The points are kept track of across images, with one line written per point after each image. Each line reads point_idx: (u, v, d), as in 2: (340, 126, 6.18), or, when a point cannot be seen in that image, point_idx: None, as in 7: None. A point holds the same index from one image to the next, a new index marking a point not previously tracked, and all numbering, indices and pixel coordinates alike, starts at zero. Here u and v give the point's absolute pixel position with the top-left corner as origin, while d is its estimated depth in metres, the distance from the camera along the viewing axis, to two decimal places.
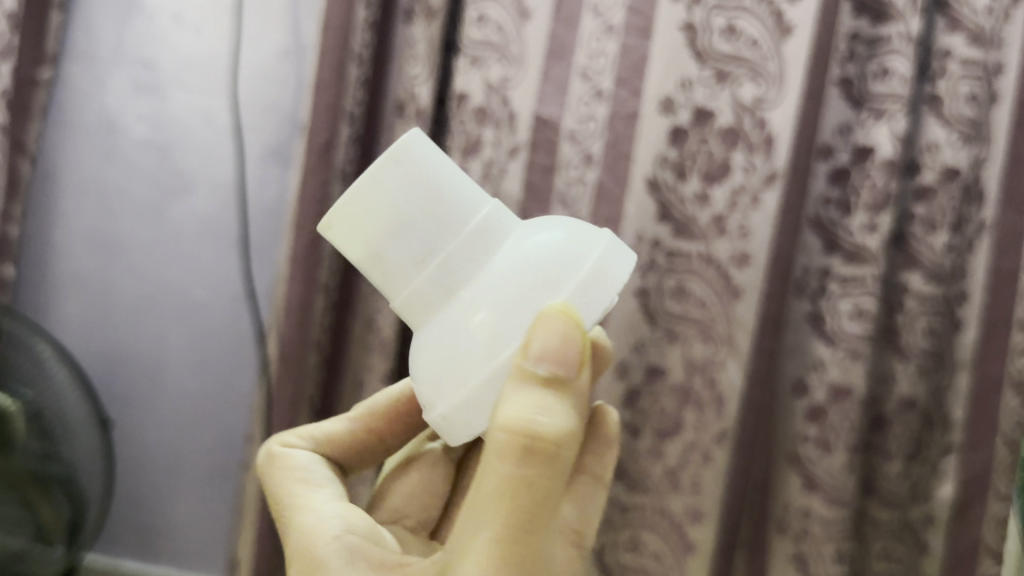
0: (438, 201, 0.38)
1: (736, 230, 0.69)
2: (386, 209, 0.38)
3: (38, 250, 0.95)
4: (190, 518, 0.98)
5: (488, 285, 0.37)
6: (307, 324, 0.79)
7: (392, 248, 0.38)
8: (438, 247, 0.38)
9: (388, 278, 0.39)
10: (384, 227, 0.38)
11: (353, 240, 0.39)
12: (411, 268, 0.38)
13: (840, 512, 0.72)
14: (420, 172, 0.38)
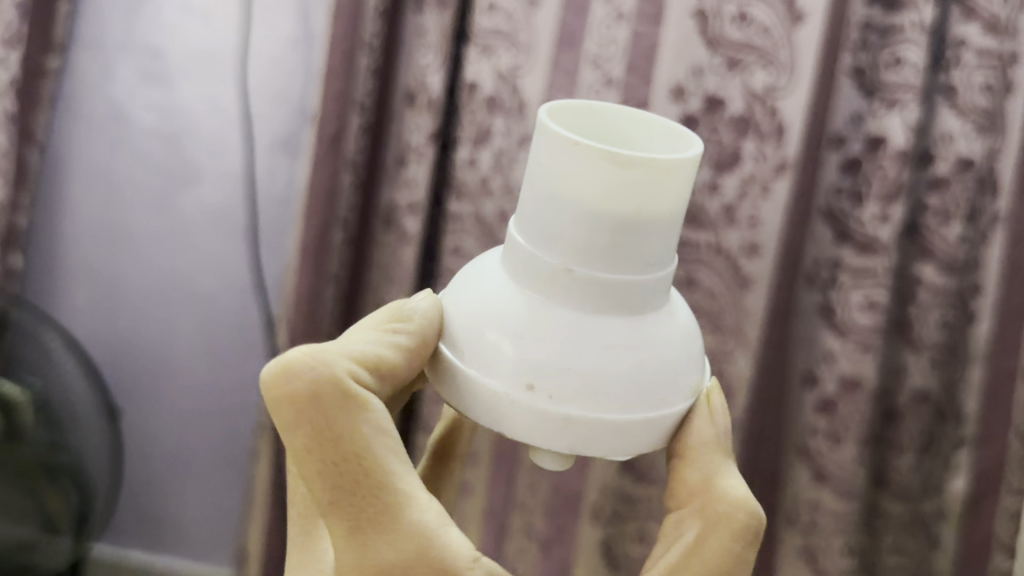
0: (670, 239, 0.36)
1: (746, 220, 0.68)
2: (649, 181, 0.34)
3: (47, 238, 0.95)
4: (200, 510, 1.00)
5: (657, 346, 0.36)
6: (317, 314, 0.79)
7: (618, 217, 0.34)
8: (649, 265, 0.36)
9: (580, 237, 0.35)
10: (633, 199, 0.34)
11: (580, 174, 0.34)
12: (610, 251, 0.35)
13: (849, 505, 0.73)
14: (681, 189, 0.35)
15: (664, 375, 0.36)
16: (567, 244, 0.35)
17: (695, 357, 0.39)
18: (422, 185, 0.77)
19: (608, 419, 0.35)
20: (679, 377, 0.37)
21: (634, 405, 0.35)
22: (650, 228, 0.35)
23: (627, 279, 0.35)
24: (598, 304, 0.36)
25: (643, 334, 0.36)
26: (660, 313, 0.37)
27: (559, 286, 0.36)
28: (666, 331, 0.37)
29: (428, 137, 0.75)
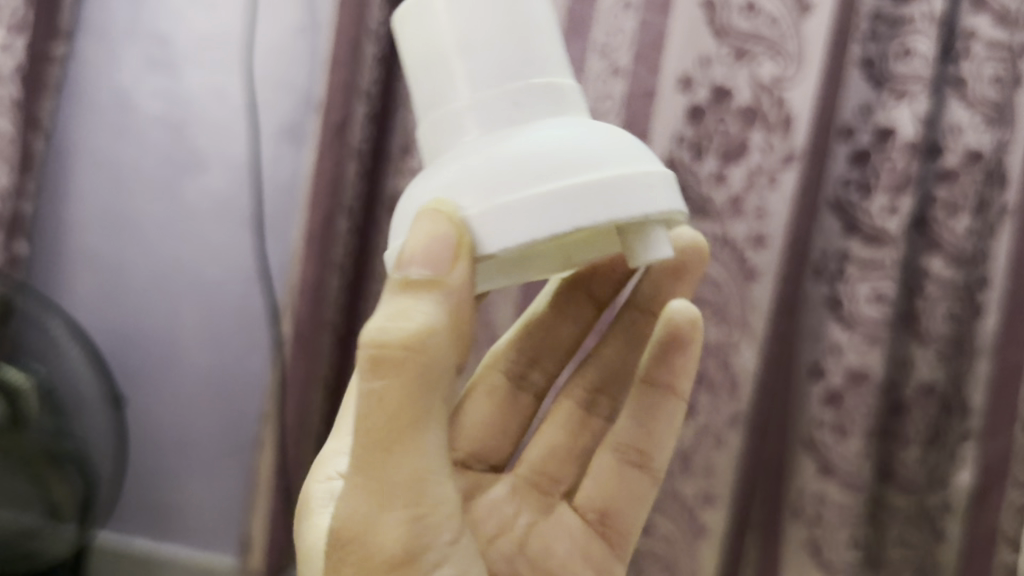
0: (558, 65, 0.36)
1: (753, 212, 0.68)
2: (484, 2, 0.35)
3: (51, 227, 0.95)
4: (206, 492, 0.97)
5: (576, 137, 0.33)
6: (321, 303, 0.78)
7: (494, 26, 0.35)
8: (543, 73, 0.35)
9: (466, 62, 0.35)
10: (494, 7, 0.35)
11: (444, 24, 0.35)
12: (480, 69, 0.35)
13: (854, 498, 0.72)
14: (530, 17, 0.36)
15: (587, 152, 0.33)
16: (460, 84, 0.35)
17: (654, 160, 0.34)
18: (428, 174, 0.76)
19: (523, 199, 0.32)
20: (621, 160, 0.33)
21: (545, 177, 0.32)
22: (524, 33, 0.35)
23: (525, 81, 0.35)
24: (501, 111, 0.35)
25: (552, 130, 0.34)
26: (587, 122, 0.35)
27: (466, 124, 0.35)
28: (591, 131, 0.34)
29: None
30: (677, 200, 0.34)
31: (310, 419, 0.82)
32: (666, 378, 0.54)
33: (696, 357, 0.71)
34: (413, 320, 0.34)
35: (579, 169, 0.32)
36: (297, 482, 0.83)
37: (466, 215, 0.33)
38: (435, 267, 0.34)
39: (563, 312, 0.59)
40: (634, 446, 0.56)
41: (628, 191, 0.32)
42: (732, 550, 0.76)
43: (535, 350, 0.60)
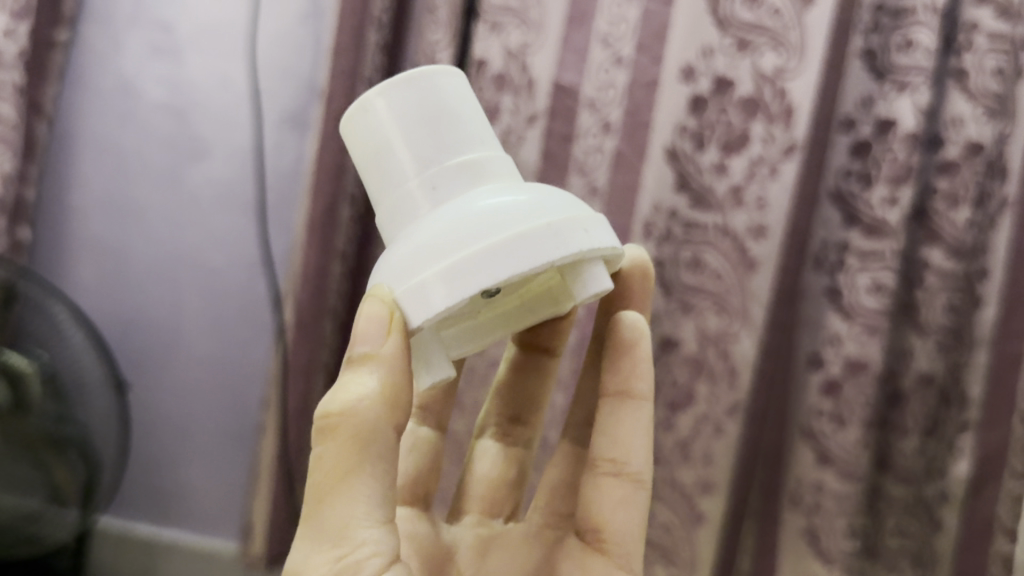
0: (484, 144, 0.40)
1: (754, 201, 0.68)
2: (419, 96, 0.39)
3: (54, 212, 0.96)
4: (205, 480, 0.97)
5: (512, 202, 0.36)
6: (324, 290, 0.79)
7: (424, 116, 0.39)
8: (467, 151, 0.39)
9: (405, 150, 0.39)
10: (425, 103, 0.39)
11: (384, 122, 0.40)
12: (426, 150, 0.39)
13: (852, 487, 0.73)
14: (459, 101, 0.40)
15: (498, 217, 0.35)
16: (404, 172, 0.39)
17: (570, 208, 0.37)
18: None
19: (439, 270, 0.34)
20: (531, 216, 0.35)
21: (457, 247, 0.35)
22: (450, 120, 0.39)
23: (453, 159, 0.39)
24: (438, 190, 0.38)
25: (484, 200, 0.37)
26: (510, 188, 0.38)
27: (412, 205, 0.39)
28: (511, 195, 0.37)
29: None
30: (594, 242, 0.36)
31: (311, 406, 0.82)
32: (619, 382, 0.51)
33: (696, 346, 0.71)
34: (353, 393, 0.37)
35: (487, 233, 0.35)
36: (299, 467, 0.84)
37: (395, 294, 0.36)
38: (368, 339, 0.36)
39: (534, 373, 0.61)
40: (607, 456, 0.52)
41: (536, 245, 0.34)
42: (730, 537, 0.76)
43: (515, 408, 0.62)
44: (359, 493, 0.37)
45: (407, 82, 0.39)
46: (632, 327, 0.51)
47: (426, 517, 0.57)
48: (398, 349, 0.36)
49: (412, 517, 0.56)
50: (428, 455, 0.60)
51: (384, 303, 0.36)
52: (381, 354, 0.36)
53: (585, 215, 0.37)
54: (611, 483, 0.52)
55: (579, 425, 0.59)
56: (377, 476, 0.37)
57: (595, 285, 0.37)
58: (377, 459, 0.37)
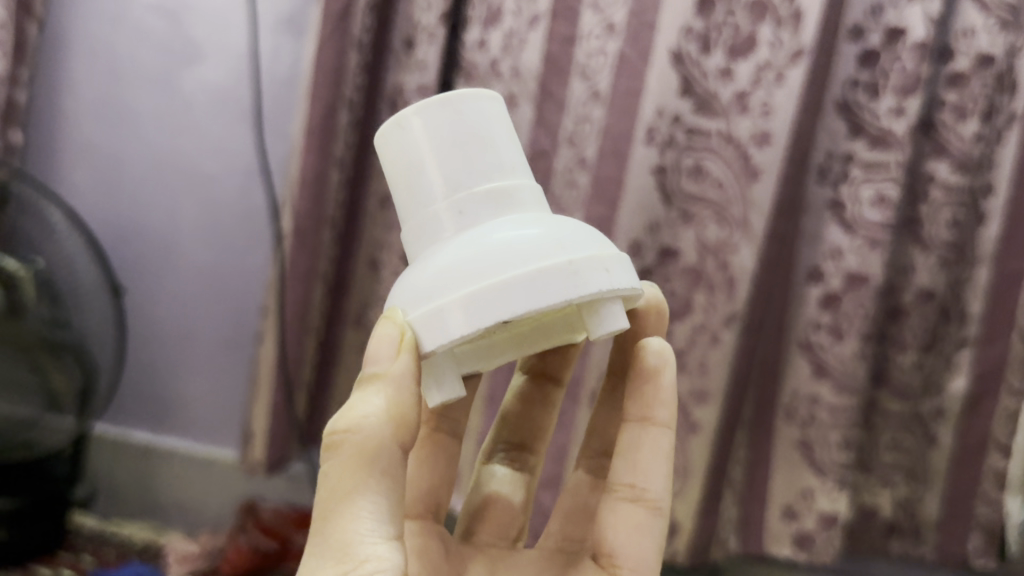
0: (516, 172, 0.39)
1: (758, 108, 0.67)
2: (457, 120, 0.38)
3: (47, 115, 0.94)
4: (202, 388, 0.97)
5: (532, 234, 0.35)
6: (321, 197, 0.78)
7: (458, 140, 0.38)
8: (497, 179, 0.38)
9: (434, 171, 0.38)
10: (460, 126, 0.38)
11: (419, 141, 0.38)
12: (459, 174, 0.37)
13: (847, 400, 0.73)
14: (495, 128, 0.39)
15: (517, 249, 0.34)
16: (432, 193, 0.38)
17: (592, 246, 0.35)
18: (433, 68, 0.74)
19: (453, 298, 0.34)
20: (550, 251, 0.34)
21: (472, 277, 0.34)
22: (484, 145, 0.38)
23: (483, 186, 0.37)
24: (465, 216, 0.37)
25: (504, 229, 0.36)
26: (535, 220, 0.37)
27: (438, 229, 0.37)
28: (533, 227, 0.36)
29: (439, 18, 0.73)
30: (612, 282, 0.35)
31: (309, 312, 0.82)
32: (640, 411, 0.47)
33: (694, 257, 0.71)
34: (359, 413, 0.36)
35: (503, 266, 0.34)
36: (298, 376, 0.84)
37: (410, 318, 0.35)
38: (376, 360, 0.35)
39: (542, 398, 0.57)
40: (624, 480, 0.47)
41: (550, 281, 0.33)
42: (723, 446, 0.76)
43: (522, 433, 0.57)
44: (362, 505, 0.35)
45: (444, 104, 0.38)
46: (657, 360, 0.46)
47: (438, 534, 0.50)
48: (405, 373, 0.35)
49: (421, 532, 0.49)
50: (440, 468, 0.53)
51: (398, 328, 0.35)
52: (387, 376, 0.35)
53: (607, 253, 0.36)
54: (626, 509, 0.47)
55: (592, 454, 0.56)
56: (381, 491, 0.36)
57: (611, 326, 0.36)
58: (382, 475, 0.36)
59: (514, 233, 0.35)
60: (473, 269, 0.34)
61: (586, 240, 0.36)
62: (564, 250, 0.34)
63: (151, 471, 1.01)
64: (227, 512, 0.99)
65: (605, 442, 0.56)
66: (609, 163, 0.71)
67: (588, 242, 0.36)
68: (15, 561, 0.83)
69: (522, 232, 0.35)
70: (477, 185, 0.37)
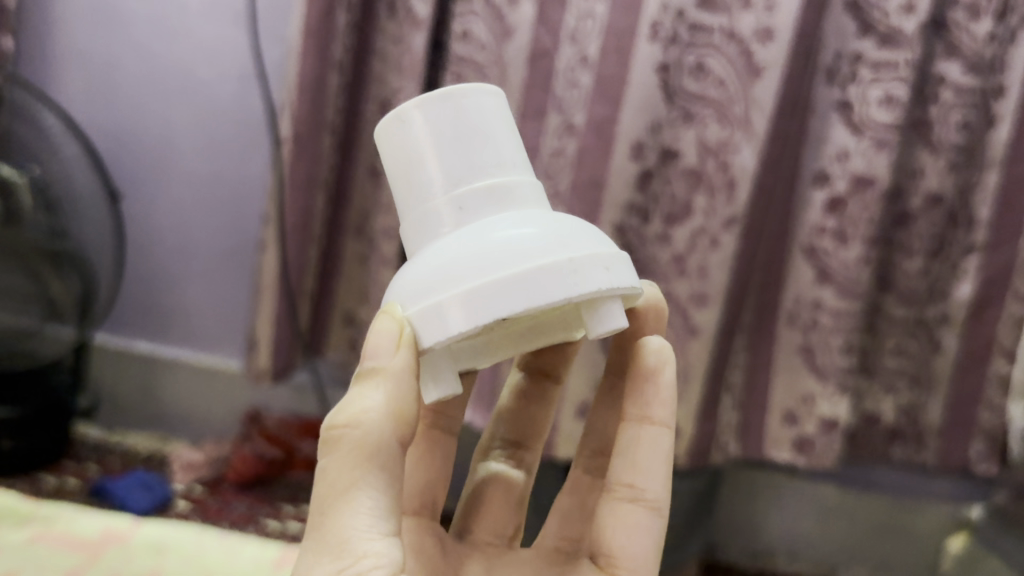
0: (518, 168, 0.37)
1: (761, 2, 0.65)
2: (457, 114, 0.37)
3: (35, 20, 0.92)
4: (205, 299, 0.97)
5: (534, 231, 0.34)
6: (319, 101, 0.76)
7: (459, 135, 0.37)
8: (498, 174, 0.37)
9: (434, 165, 0.37)
10: (461, 120, 0.37)
11: (417, 133, 0.37)
12: (457, 169, 0.36)
13: (851, 304, 0.73)
14: (497, 121, 0.38)
15: (518, 246, 0.33)
16: (432, 187, 0.37)
17: (593, 246, 0.35)
18: None
19: (454, 294, 0.33)
20: (551, 249, 0.33)
21: (473, 273, 0.33)
22: (486, 141, 0.37)
23: (485, 181, 0.36)
24: (464, 212, 0.36)
25: (504, 225, 0.35)
26: (536, 217, 0.35)
27: (437, 225, 0.36)
28: (534, 224, 0.35)
29: None
30: (613, 283, 0.34)
31: (312, 220, 0.81)
32: (639, 410, 0.44)
33: (694, 158, 0.70)
34: (358, 407, 0.35)
35: (505, 263, 0.33)
36: (300, 287, 0.84)
37: (408, 314, 0.34)
38: (374, 355, 0.34)
39: (541, 395, 0.54)
40: (623, 479, 0.45)
41: (553, 280, 0.33)
42: (722, 349, 0.76)
43: (520, 429, 0.54)
44: (361, 502, 0.34)
45: (445, 98, 0.37)
46: (656, 359, 0.44)
47: (434, 531, 0.47)
48: (403, 368, 0.34)
49: (417, 529, 0.47)
50: (436, 464, 0.50)
51: (397, 323, 0.34)
52: (386, 371, 0.34)
53: (608, 254, 0.35)
54: (625, 510, 0.45)
55: (589, 454, 0.53)
56: (382, 487, 0.35)
57: (609, 326, 0.35)
58: (379, 471, 0.34)
59: (513, 229, 0.34)
60: (473, 266, 0.33)
61: (587, 236, 0.35)
62: (565, 247, 0.34)
63: (153, 380, 1.01)
64: (233, 421, 1.00)
65: (603, 440, 0.53)
66: (612, 63, 0.68)
67: (589, 240, 0.35)
68: (20, 470, 0.84)
69: (523, 228, 0.34)
70: (475, 181, 0.36)
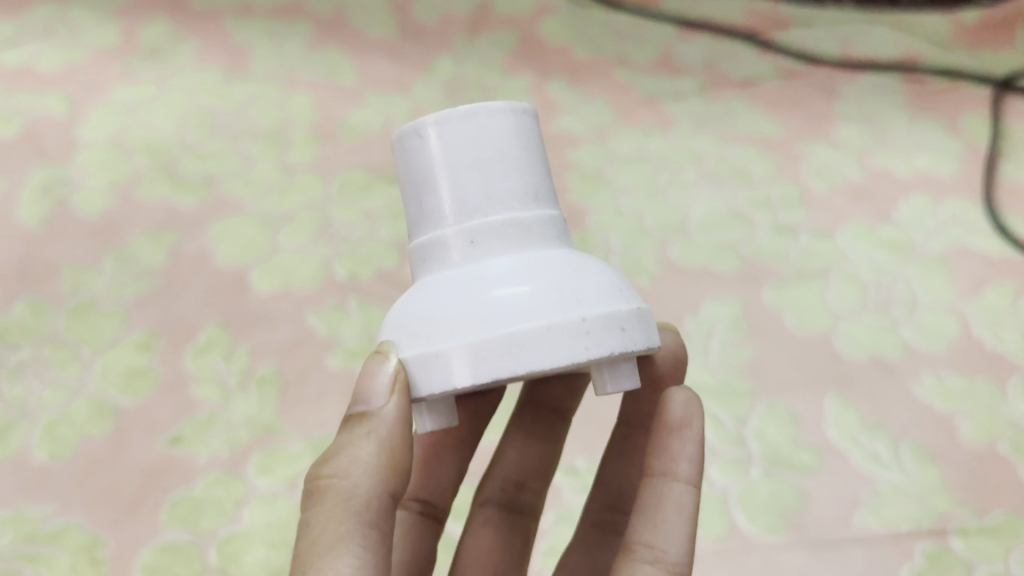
0: (540, 204, 0.24)
1: None
2: (474, 135, 0.23)
3: None
4: None
5: (548, 283, 0.22)
6: None
7: (478, 161, 0.23)
8: (518, 208, 0.23)
9: (442, 192, 0.23)
10: (480, 143, 0.23)
11: (425, 152, 0.24)
12: (465, 196, 0.23)
13: None
14: (523, 146, 0.24)
15: (530, 304, 0.21)
16: (432, 217, 0.23)
17: (604, 292, 0.22)
18: None
19: (454, 345, 0.21)
20: (568, 306, 0.21)
21: (467, 325, 0.21)
22: (506, 172, 0.23)
23: (503, 216, 0.23)
24: (476, 252, 0.23)
25: (511, 267, 0.22)
26: (550, 256, 0.23)
27: (436, 271, 0.23)
28: (550, 276, 0.22)
29: None
30: (629, 347, 0.22)
31: None
32: (661, 463, 0.27)
33: None
34: (343, 460, 0.22)
35: (501, 319, 0.21)
36: None
37: (399, 357, 0.22)
38: (363, 398, 0.22)
39: (550, 428, 0.35)
40: (640, 537, 0.26)
41: (557, 342, 0.21)
42: None
43: (529, 468, 0.35)
44: (343, 563, 0.21)
45: (463, 119, 0.23)
46: (683, 417, 0.27)
47: None
48: (396, 416, 0.22)
49: None
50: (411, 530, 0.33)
51: (390, 367, 0.22)
52: (378, 414, 0.22)
53: (623, 305, 0.22)
54: None
55: (600, 508, 0.35)
56: (368, 561, 0.21)
57: (615, 384, 0.23)
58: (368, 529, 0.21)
59: (521, 274, 0.22)
60: (474, 319, 0.21)
61: (610, 289, 0.22)
62: (583, 301, 0.22)
63: None
64: None
65: (614, 490, 0.35)
66: None
67: (609, 292, 0.22)
68: None
69: (536, 272, 0.22)
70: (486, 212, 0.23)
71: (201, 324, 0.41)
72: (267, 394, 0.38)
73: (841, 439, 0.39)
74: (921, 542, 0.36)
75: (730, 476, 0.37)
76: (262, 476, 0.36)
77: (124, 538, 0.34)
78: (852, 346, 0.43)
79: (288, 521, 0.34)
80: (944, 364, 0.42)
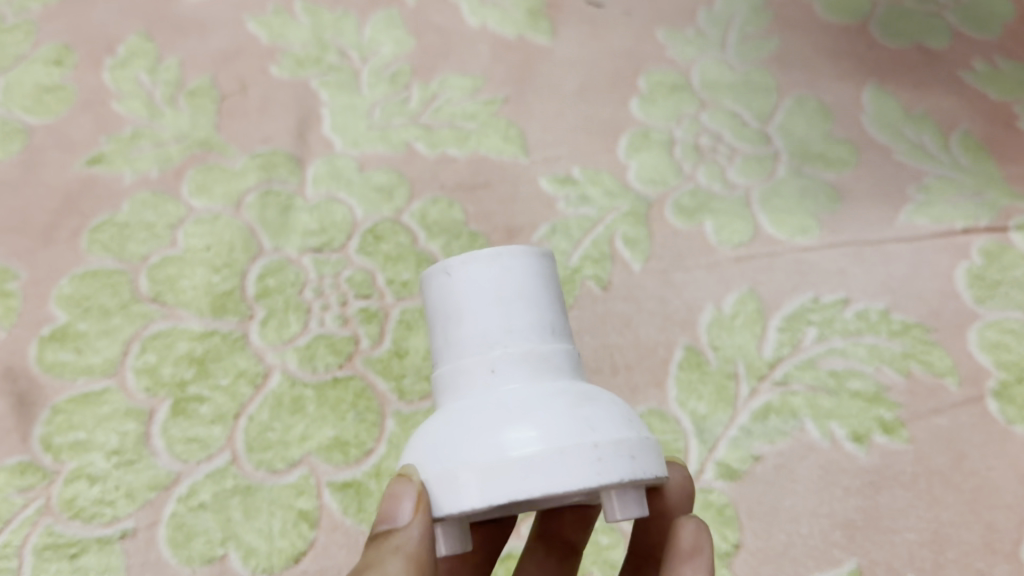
0: (561, 337, 0.17)
1: None
2: (494, 264, 0.16)
3: None
4: None
5: (566, 407, 0.15)
6: None
7: (502, 295, 0.16)
8: (543, 339, 0.16)
9: (460, 323, 0.16)
10: (500, 279, 0.16)
11: (439, 288, 0.17)
12: (479, 324, 0.16)
13: None
14: (546, 277, 0.17)
15: (550, 431, 0.15)
16: (442, 353, 0.17)
17: (622, 417, 0.15)
18: None
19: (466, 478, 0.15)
20: (588, 440, 0.15)
21: (474, 450, 0.15)
22: (527, 305, 0.16)
23: (525, 347, 0.16)
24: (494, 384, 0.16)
25: (530, 390, 0.15)
26: (569, 383, 0.16)
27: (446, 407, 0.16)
28: (573, 403, 0.15)
29: None
30: (644, 479, 0.15)
31: None
32: None
33: None
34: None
35: (503, 448, 0.14)
36: None
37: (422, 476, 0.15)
38: (385, 514, 0.16)
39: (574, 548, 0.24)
40: None
41: (569, 468, 0.14)
42: None
43: None
44: None
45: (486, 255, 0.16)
46: (695, 543, 0.20)
47: None
48: (425, 538, 0.16)
49: None
50: None
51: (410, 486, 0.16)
52: (404, 532, 0.16)
53: (636, 430, 0.16)
54: None
55: None
56: None
57: (624, 509, 0.15)
58: None
59: (539, 398, 0.15)
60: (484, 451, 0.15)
61: (630, 421, 0.16)
62: (605, 430, 0.15)
63: None
64: None
65: None
66: None
67: (628, 421, 0.15)
68: None
69: (558, 398, 0.15)
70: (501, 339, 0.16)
71: (123, 34, 0.34)
72: (200, 107, 0.33)
73: (882, 132, 0.33)
74: (977, 236, 0.30)
75: (753, 176, 0.32)
76: (197, 197, 0.30)
77: (39, 270, 0.28)
78: (890, 32, 0.37)
79: (233, 243, 0.29)
80: (998, 51, 0.36)
